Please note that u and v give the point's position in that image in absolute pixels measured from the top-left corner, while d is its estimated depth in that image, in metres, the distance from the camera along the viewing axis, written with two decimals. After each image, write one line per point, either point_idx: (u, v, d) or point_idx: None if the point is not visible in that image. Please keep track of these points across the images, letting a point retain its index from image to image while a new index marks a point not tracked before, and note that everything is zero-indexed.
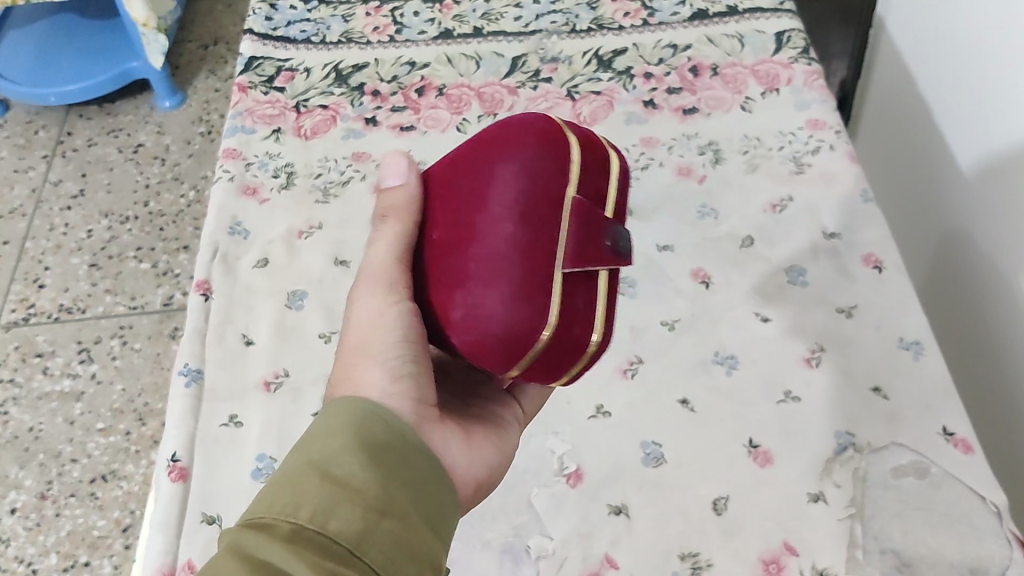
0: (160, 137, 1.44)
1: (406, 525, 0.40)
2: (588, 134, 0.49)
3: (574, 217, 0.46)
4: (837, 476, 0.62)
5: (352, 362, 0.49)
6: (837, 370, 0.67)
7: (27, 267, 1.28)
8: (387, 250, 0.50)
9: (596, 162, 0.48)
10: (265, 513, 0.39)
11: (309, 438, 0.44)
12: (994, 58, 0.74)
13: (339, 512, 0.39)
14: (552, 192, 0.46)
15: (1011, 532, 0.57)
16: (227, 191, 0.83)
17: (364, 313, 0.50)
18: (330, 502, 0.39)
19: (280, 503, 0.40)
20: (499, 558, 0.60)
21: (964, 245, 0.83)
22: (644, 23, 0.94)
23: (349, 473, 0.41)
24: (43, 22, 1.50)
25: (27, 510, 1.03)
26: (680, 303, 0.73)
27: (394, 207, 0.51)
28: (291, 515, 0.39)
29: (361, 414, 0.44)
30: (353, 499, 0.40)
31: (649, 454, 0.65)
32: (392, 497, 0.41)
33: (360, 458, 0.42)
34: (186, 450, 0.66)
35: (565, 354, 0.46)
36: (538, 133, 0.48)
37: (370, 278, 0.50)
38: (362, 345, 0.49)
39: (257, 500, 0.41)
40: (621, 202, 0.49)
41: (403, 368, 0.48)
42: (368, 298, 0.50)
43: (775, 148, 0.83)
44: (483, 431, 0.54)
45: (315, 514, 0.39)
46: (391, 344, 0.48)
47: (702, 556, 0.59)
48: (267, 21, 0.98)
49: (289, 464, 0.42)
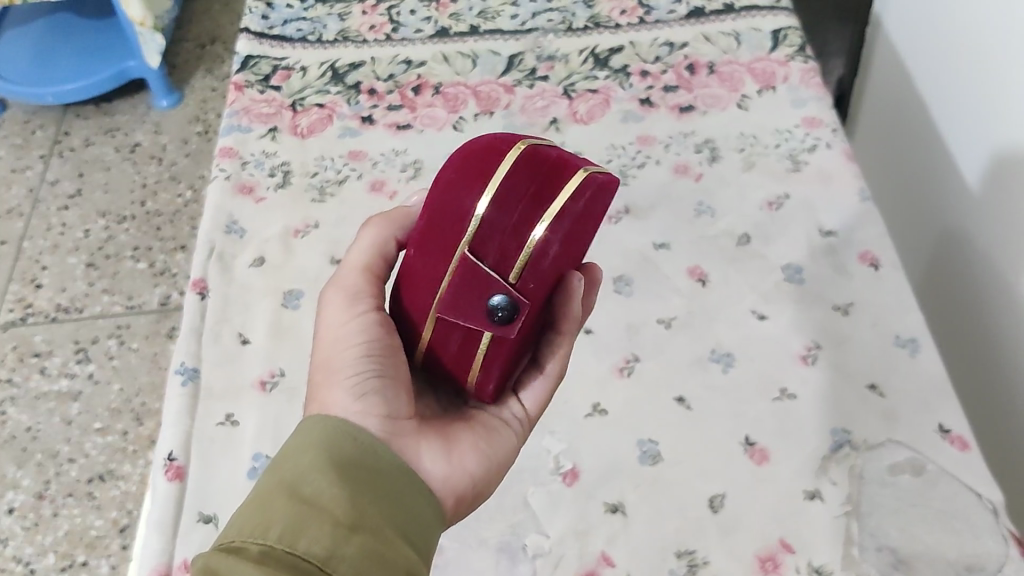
0: (157, 136, 1.44)
1: (378, 537, 0.41)
2: (536, 191, 0.45)
3: (453, 274, 0.46)
4: (833, 474, 0.62)
5: (321, 384, 0.50)
6: (833, 367, 0.68)
7: (24, 267, 1.27)
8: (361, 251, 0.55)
9: (516, 226, 0.45)
10: (236, 538, 0.40)
11: (280, 461, 0.45)
12: (994, 58, 0.74)
13: (308, 529, 0.40)
14: (447, 239, 0.46)
15: (1007, 529, 0.57)
16: (223, 190, 0.83)
17: (332, 328, 0.52)
18: (299, 520, 0.40)
19: (248, 528, 0.40)
20: (495, 557, 0.60)
21: (961, 243, 0.83)
22: (640, 22, 0.94)
23: (317, 491, 0.42)
24: (39, 22, 1.49)
25: (24, 510, 1.03)
26: (676, 302, 0.73)
27: (387, 217, 0.56)
28: (260, 537, 0.39)
29: (330, 433, 0.46)
30: (322, 515, 0.40)
31: (645, 452, 0.65)
32: (362, 513, 0.42)
33: (328, 476, 0.43)
34: (182, 449, 0.66)
35: (452, 376, 0.51)
36: (472, 170, 0.46)
37: (338, 291, 0.53)
38: (327, 361, 0.51)
39: (230, 529, 0.41)
40: (539, 265, 0.45)
41: (366, 384, 0.49)
42: (336, 312, 0.52)
43: (771, 146, 0.83)
44: (468, 438, 0.53)
45: (284, 534, 0.39)
46: (352, 362, 0.49)
47: (698, 554, 0.59)
48: (263, 20, 0.98)
49: (260, 490, 0.43)
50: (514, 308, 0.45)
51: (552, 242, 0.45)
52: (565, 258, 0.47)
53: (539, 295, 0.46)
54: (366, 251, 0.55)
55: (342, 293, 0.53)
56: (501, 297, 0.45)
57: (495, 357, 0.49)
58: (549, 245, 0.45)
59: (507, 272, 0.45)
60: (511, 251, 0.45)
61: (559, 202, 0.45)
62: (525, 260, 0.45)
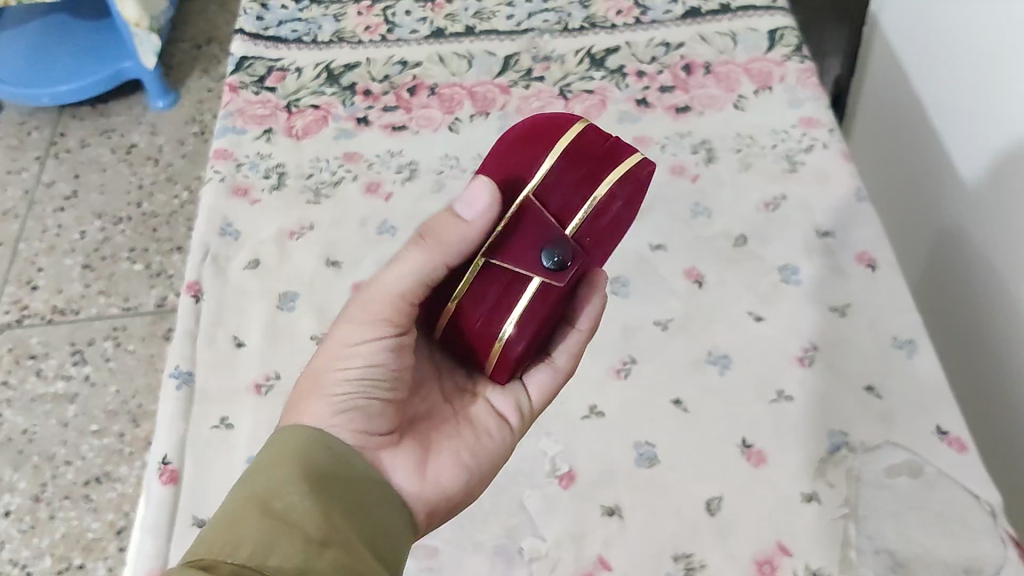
0: (153, 137, 1.43)
1: (349, 553, 0.41)
2: (599, 156, 0.48)
3: (515, 216, 0.47)
4: (830, 476, 0.62)
5: (306, 391, 0.51)
6: (830, 369, 0.67)
7: (19, 269, 1.27)
8: (397, 276, 0.49)
9: (581, 179, 0.48)
10: (204, 556, 0.39)
11: (250, 475, 0.45)
12: (993, 59, 0.74)
13: (280, 546, 0.39)
14: (508, 188, 0.48)
15: (1005, 531, 0.57)
16: (218, 192, 0.82)
17: (337, 339, 0.51)
18: (271, 536, 0.40)
19: (217, 545, 0.39)
20: (492, 560, 0.60)
21: (957, 243, 0.83)
22: (636, 22, 0.94)
23: (289, 506, 0.42)
24: (35, 23, 1.49)
25: (20, 513, 1.03)
26: (672, 303, 0.73)
27: (438, 237, 0.48)
28: (229, 554, 0.38)
29: (304, 445, 0.46)
30: (294, 531, 0.40)
31: (641, 455, 0.64)
32: (334, 528, 0.42)
33: (300, 490, 0.43)
34: (176, 452, 0.66)
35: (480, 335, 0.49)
36: (542, 133, 0.49)
37: (358, 297, 0.50)
38: (322, 365, 0.51)
39: (195, 547, 0.40)
40: (598, 220, 0.47)
41: (350, 404, 0.49)
42: (348, 319, 0.51)
43: (768, 146, 0.83)
44: (450, 448, 0.54)
45: (254, 551, 0.39)
46: (342, 380, 0.50)
47: (696, 557, 0.59)
48: (258, 21, 0.97)
49: (226, 507, 0.43)
50: (573, 252, 0.46)
51: (616, 200, 0.48)
52: (615, 231, 0.50)
53: (592, 253, 0.48)
54: (408, 279, 0.48)
55: (359, 304, 0.50)
56: (562, 241, 0.46)
57: (534, 315, 0.48)
58: (614, 202, 0.48)
59: (572, 220, 0.47)
60: (576, 203, 0.47)
61: (620, 167, 0.48)
62: (589, 211, 0.47)
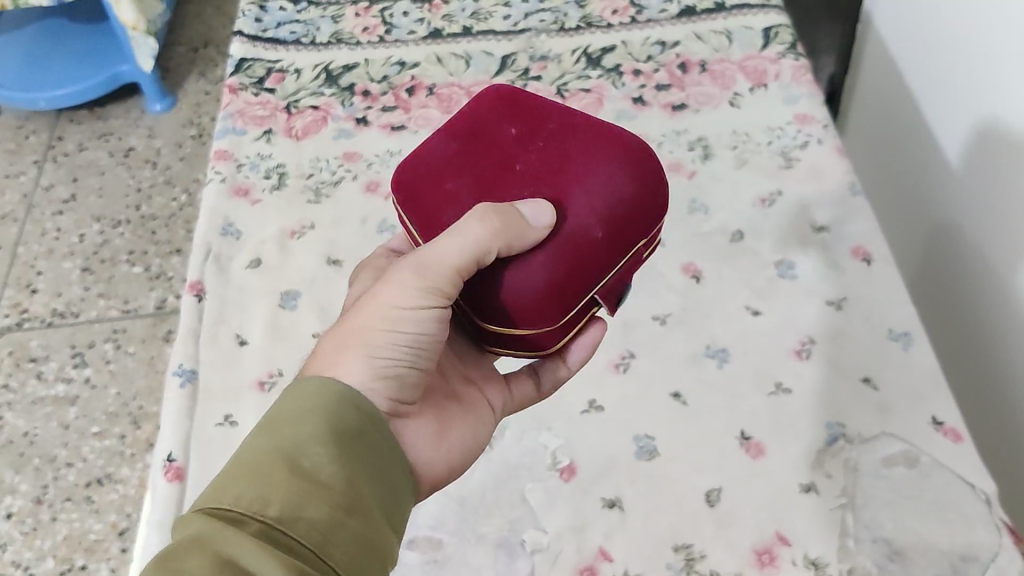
0: (151, 141, 1.44)
1: (370, 520, 0.43)
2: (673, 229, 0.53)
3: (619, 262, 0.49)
4: (827, 467, 0.63)
5: (345, 341, 0.49)
6: (827, 361, 0.68)
7: (19, 272, 1.27)
8: (452, 250, 0.46)
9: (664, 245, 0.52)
10: (233, 507, 0.41)
11: (279, 421, 0.45)
12: (983, 51, 0.75)
13: (308, 509, 0.41)
14: (626, 236, 0.49)
15: (1000, 519, 0.58)
16: (219, 194, 0.83)
17: (391, 293, 0.48)
18: (298, 498, 0.42)
19: (247, 496, 0.42)
20: (495, 553, 0.61)
21: (951, 236, 0.84)
22: (632, 21, 0.95)
23: (317, 466, 0.43)
24: (33, 27, 1.49)
25: (22, 515, 1.03)
26: (671, 298, 0.74)
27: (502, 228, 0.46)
28: (259, 511, 0.41)
29: (332, 401, 0.46)
30: (322, 494, 0.42)
31: (641, 448, 0.65)
32: (358, 494, 0.44)
33: (329, 451, 0.44)
34: (181, 450, 0.66)
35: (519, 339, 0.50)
36: (658, 198, 0.50)
37: (410, 263, 0.48)
38: (361, 324, 0.49)
39: (223, 488, 0.42)
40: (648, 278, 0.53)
41: (388, 367, 0.49)
42: (397, 282, 0.48)
43: (764, 143, 0.83)
44: (458, 427, 0.55)
45: (283, 512, 0.41)
46: (388, 345, 0.48)
47: (695, 548, 0.60)
48: (256, 23, 0.98)
49: (257, 451, 0.44)
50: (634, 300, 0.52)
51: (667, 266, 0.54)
52: None
53: None
54: (465, 256, 0.46)
55: (417, 262, 0.48)
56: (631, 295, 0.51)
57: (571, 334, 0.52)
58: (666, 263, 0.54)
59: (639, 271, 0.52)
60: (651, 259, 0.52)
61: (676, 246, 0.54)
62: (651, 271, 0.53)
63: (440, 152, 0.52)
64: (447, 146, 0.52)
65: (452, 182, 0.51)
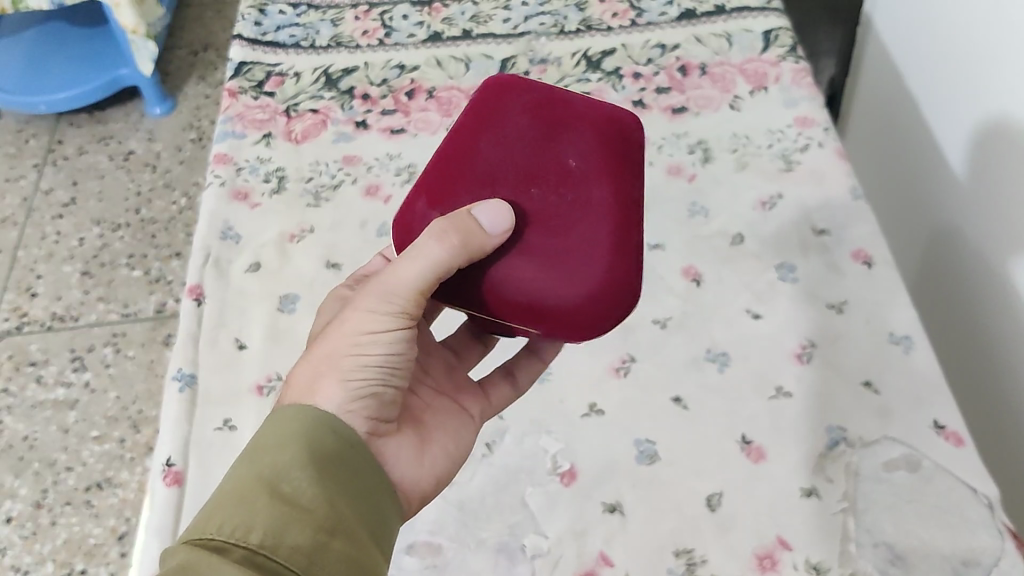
0: (151, 144, 1.44)
1: (354, 540, 0.43)
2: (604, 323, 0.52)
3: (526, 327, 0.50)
4: (829, 471, 0.63)
5: (318, 366, 0.49)
6: (827, 365, 0.68)
7: (18, 276, 1.27)
8: (417, 270, 0.46)
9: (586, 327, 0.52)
10: (214, 535, 0.41)
11: (257, 449, 0.45)
12: (984, 54, 0.75)
13: (291, 533, 0.41)
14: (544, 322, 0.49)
15: (1002, 523, 0.58)
16: (218, 198, 0.83)
17: (360, 317, 0.49)
18: (281, 523, 0.42)
19: (230, 524, 0.41)
20: (495, 558, 0.60)
21: (952, 240, 0.84)
22: (632, 24, 0.95)
23: (298, 490, 0.43)
24: (32, 30, 1.49)
25: (22, 519, 1.03)
26: (671, 301, 0.74)
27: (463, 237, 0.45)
28: (242, 538, 0.41)
29: (308, 426, 0.46)
30: (304, 518, 0.42)
31: (642, 452, 0.65)
32: (341, 515, 0.44)
33: (309, 475, 0.44)
34: (180, 454, 0.66)
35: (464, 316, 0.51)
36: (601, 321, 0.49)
37: (375, 286, 0.48)
38: (333, 349, 0.49)
39: (205, 518, 0.42)
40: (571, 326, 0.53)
41: (365, 389, 0.49)
42: (364, 306, 0.49)
43: (764, 146, 0.83)
44: (441, 438, 0.55)
45: (266, 537, 0.41)
46: (362, 368, 0.49)
47: (696, 552, 0.60)
48: (256, 26, 0.98)
49: (237, 480, 0.44)
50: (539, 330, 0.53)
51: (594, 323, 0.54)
52: None
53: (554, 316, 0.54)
54: (428, 273, 0.46)
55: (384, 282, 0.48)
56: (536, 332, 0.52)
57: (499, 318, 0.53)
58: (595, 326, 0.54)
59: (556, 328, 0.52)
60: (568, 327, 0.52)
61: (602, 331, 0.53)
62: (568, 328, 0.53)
63: (516, 115, 0.51)
64: (522, 121, 0.51)
65: (488, 144, 0.50)
